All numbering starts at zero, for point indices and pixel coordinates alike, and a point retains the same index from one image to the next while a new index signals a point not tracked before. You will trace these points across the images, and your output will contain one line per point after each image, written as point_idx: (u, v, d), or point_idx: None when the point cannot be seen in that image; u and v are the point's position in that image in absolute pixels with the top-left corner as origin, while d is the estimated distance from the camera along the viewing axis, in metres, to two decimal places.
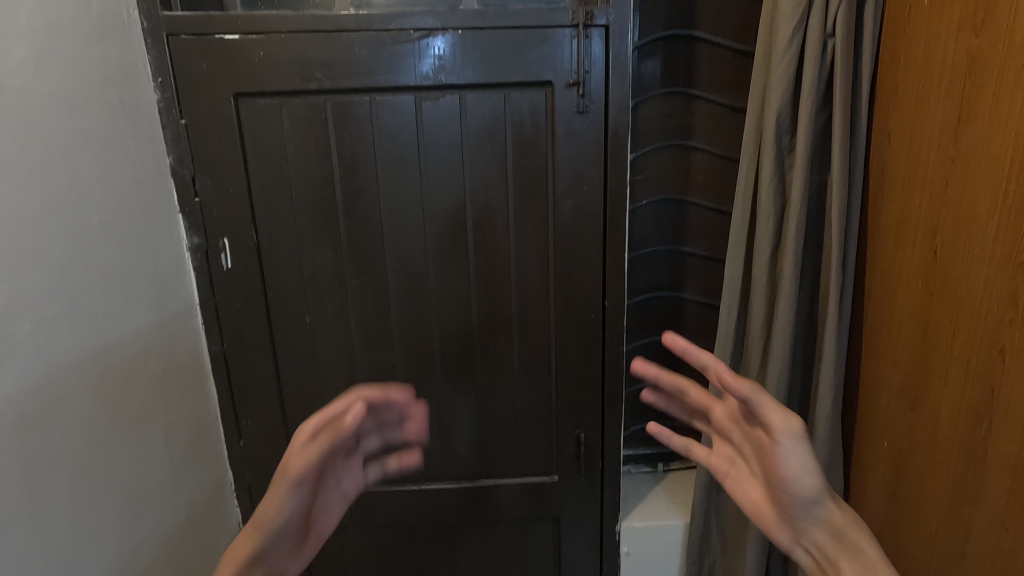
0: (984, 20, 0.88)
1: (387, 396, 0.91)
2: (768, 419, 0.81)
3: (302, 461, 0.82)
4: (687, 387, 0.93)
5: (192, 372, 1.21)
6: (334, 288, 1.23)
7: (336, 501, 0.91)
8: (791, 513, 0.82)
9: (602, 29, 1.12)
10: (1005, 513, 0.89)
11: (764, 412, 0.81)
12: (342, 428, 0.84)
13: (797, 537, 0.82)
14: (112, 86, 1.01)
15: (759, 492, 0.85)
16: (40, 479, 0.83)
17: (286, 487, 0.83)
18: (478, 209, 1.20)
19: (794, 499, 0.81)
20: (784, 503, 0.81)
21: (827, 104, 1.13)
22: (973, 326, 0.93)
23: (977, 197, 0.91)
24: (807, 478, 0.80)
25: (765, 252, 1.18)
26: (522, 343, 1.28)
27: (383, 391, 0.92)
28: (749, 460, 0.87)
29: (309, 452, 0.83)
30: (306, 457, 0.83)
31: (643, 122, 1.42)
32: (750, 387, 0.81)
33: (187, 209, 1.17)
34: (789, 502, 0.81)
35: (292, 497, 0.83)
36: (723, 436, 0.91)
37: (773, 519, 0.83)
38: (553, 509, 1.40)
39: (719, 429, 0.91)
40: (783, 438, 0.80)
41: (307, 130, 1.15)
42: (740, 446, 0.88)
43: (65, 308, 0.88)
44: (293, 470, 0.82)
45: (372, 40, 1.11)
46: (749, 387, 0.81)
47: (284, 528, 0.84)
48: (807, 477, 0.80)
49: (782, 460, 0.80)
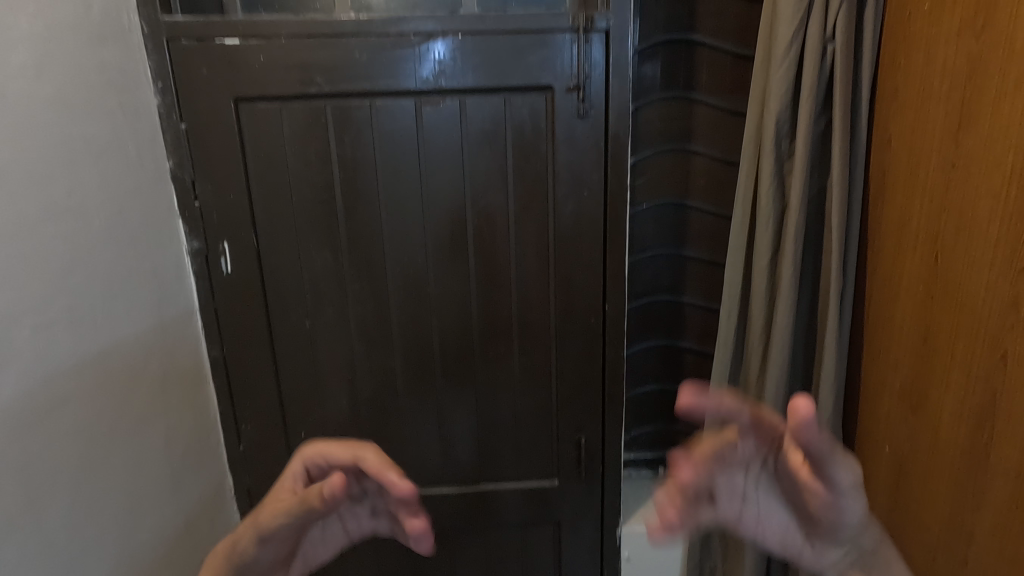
0: (985, 24, 0.88)
1: (383, 475, 0.72)
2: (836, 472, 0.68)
3: (274, 511, 0.78)
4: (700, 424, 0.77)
5: (192, 377, 1.21)
6: (334, 293, 1.23)
7: (327, 548, 0.83)
8: (829, 542, 0.76)
9: (602, 33, 1.12)
10: (1006, 519, 0.89)
11: (833, 466, 0.68)
12: (309, 498, 0.75)
13: (829, 560, 0.77)
14: (112, 91, 1.01)
15: (790, 520, 0.77)
16: (38, 484, 0.83)
17: (252, 533, 0.78)
18: (478, 214, 1.20)
19: (838, 531, 0.74)
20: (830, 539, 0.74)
21: (827, 108, 1.13)
22: (974, 331, 0.93)
23: (978, 201, 0.91)
24: (854, 514, 0.73)
25: (764, 256, 1.18)
26: (522, 348, 1.28)
27: (353, 451, 0.77)
28: (774, 489, 0.77)
29: (280, 505, 0.78)
30: (277, 509, 0.78)
31: (643, 126, 1.42)
32: (825, 442, 0.66)
33: (187, 213, 1.17)
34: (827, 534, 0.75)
35: (263, 547, 0.78)
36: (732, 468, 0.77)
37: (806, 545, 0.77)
38: (554, 514, 1.40)
39: (731, 461, 0.77)
40: (846, 487, 0.70)
41: (307, 135, 1.15)
42: (763, 476, 0.77)
43: (66, 313, 0.88)
44: (265, 521, 0.78)
45: (372, 44, 1.11)
46: (826, 442, 0.67)
47: (262, 565, 0.80)
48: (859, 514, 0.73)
49: (838, 505, 0.71)
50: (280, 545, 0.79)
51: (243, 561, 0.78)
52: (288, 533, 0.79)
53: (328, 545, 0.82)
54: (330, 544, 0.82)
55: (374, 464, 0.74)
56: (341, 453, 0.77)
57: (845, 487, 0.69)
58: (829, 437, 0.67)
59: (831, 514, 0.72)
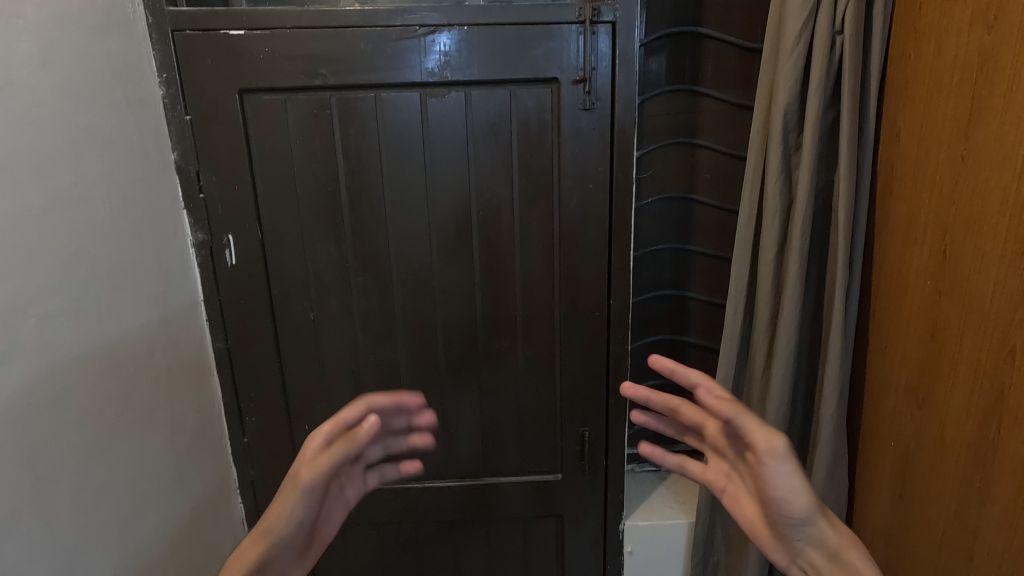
0: (996, 17, 0.87)
1: (398, 402, 0.89)
2: (750, 440, 0.80)
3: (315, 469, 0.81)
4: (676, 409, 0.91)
5: (197, 368, 1.21)
6: (338, 286, 1.23)
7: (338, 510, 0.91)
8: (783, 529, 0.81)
9: (609, 25, 1.11)
10: (1013, 514, 0.88)
11: (746, 432, 0.80)
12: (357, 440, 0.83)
13: (792, 555, 0.82)
14: (117, 81, 1.01)
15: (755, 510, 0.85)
16: (45, 473, 0.83)
17: (298, 493, 0.82)
18: (483, 207, 1.20)
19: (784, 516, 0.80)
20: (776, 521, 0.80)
21: (835, 101, 1.12)
22: (981, 326, 0.92)
23: (987, 196, 0.90)
24: (796, 499, 0.79)
25: (770, 250, 1.17)
26: (526, 342, 1.28)
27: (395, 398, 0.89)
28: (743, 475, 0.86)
29: (321, 460, 0.82)
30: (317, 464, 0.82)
31: (648, 120, 1.41)
32: (732, 407, 0.81)
33: (192, 205, 1.17)
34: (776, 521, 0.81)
35: (302, 502, 0.82)
36: (718, 453, 0.90)
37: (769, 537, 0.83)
38: (556, 508, 1.40)
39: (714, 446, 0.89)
40: (769, 459, 0.79)
41: (312, 126, 1.14)
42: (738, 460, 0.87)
43: (71, 303, 0.88)
44: (306, 476, 0.81)
45: (378, 36, 1.10)
46: (731, 407, 0.81)
47: (290, 535, 0.83)
48: (796, 494, 0.79)
49: (769, 481, 0.79)
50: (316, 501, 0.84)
51: (278, 538, 0.82)
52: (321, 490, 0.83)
53: (337, 514, 0.90)
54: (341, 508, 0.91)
55: (384, 402, 0.88)
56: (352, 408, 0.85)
57: (762, 454, 0.79)
58: (734, 403, 0.82)
59: (773, 500, 0.80)
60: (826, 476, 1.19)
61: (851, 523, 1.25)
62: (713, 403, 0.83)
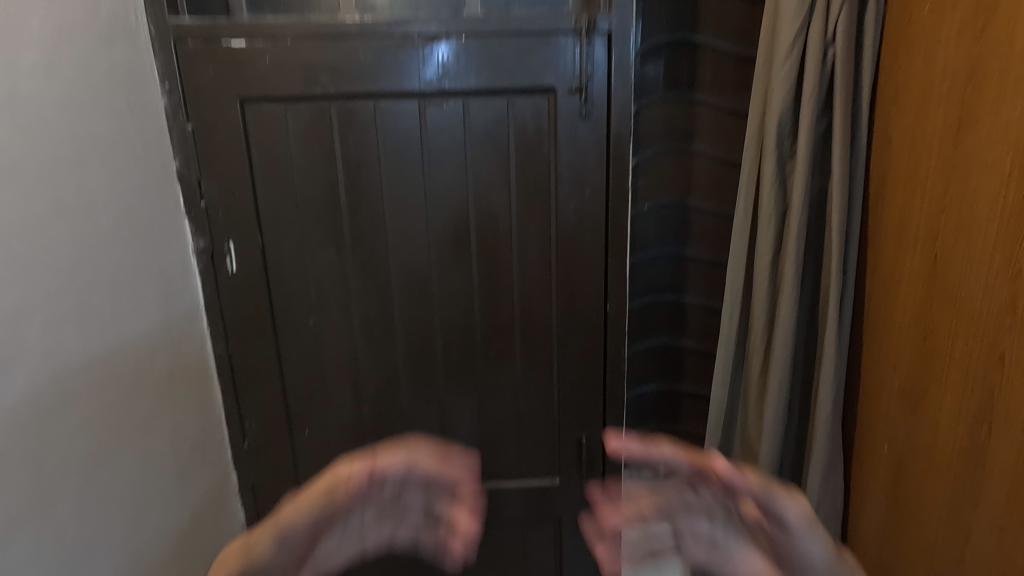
0: (984, 28, 0.89)
1: (443, 468, 0.88)
2: (783, 512, 0.77)
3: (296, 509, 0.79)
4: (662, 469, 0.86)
5: (198, 374, 1.22)
6: (338, 291, 1.24)
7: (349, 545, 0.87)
8: None
9: (605, 35, 1.13)
10: (1003, 517, 0.89)
11: (779, 504, 0.77)
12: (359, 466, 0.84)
13: None
14: (120, 91, 1.03)
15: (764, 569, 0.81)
16: (49, 478, 0.84)
17: (273, 533, 0.78)
18: (481, 213, 1.21)
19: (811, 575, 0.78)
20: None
21: (828, 109, 1.14)
22: (971, 332, 0.94)
23: (976, 203, 0.92)
24: (819, 556, 0.77)
25: (766, 256, 1.19)
26: (524, 346, 1.29)
27: (443, 462, 0.89)
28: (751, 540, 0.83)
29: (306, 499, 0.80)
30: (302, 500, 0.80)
31: (645, 127, 1.43)
32: (763, 484, 0.78)
33: (193, 212, 1.19)
34: None
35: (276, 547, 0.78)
36: (700, 507, 0.86)
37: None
38: (554, 512, 1.41)
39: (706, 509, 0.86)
40: (803, 526, 0.77)
41: (313, 134, 1.16)
42: (733, 515, 0.84)
43: (74, 310, 0.90)
44: (288, 518, 0.79)
45: (377, 45, 1.12)
46: (761, 482, 0.79)
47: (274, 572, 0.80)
48: (827, 551, 0.78)
49: (794, 543, 0.78)
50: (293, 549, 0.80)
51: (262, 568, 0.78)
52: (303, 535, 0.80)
53: (342, 555, 0.87)
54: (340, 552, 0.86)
55: (431, 463, 0.87)
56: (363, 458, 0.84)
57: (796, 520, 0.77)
58: (764, 478, 0.79)
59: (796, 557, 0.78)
60: (821, 479, 1.20)
61: (846, 527, 1.26)
62: (748, 476, 0.79)
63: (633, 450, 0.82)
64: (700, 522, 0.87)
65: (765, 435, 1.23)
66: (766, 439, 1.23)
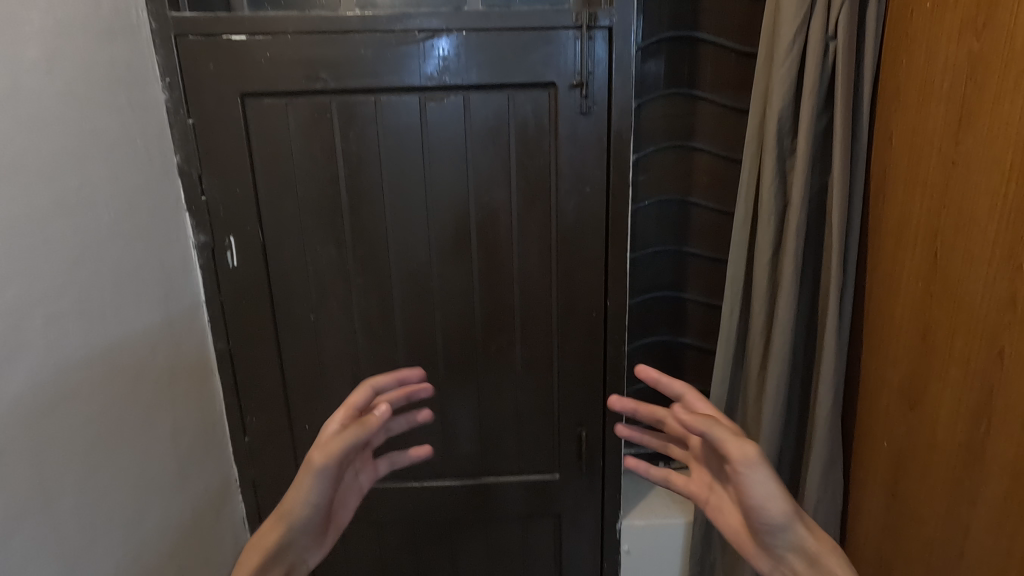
0: (986, 23, 0.89)
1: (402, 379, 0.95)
2: (726, 452, 0.82)
3: (326, 453, 0.83)
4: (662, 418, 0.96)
5: (199, 370, 1.22)
6: (338, 287, 1.24)
7: (354, 495, 0.95)
8: (765, 536, 0.84)
9: (605, 30, 1.13)
10: (1002, 513, 0.90)
11: (721, 444, 0.82)
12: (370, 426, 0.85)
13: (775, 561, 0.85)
14: (121, 86, 1.03)
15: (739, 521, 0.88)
16: (50, 472, 0.84)
17: (312, 477, 0.84)
18: (482, 209, 1.21)
19: (766, 522, 0.83)
20: (759, 528, 0.83)
21: (829, 105, 1.13)
22: (971, 328, 0.94)
23: (976, 200, 0.92)
24: (773, 504, 0.82)
25: (766, 252, 1.19)
26: (524, 342, 1.29)
27: (398, 377, 0.95)
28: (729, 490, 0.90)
29: (333, 444, 0.84)
30: (331, 448, 0.84)
31: (645, 123, 1.43)
32: (703, 421, 0.83)
33: (194, 207, 1.19)
34: (760, 530, 0.84)
35: (315, 489, 0.84)
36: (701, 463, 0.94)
37: (754, 547, 0.86)
38: (554, 508, 1.41)
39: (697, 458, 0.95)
40: (744, 468, 0.81)
41: (314, 129, 1.16)
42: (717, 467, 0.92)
43: (75, 304, 0.90)
44: (318, 461, 0.83)
45: (377, 40, 1.12)
46: (701, 421, 0.84)
47: (308, 516, 0.86)
48: (773, 497, 0.82)
49: (747, 488, 0.82)
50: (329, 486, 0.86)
51: (299, 516, 0.85)
52: (334, 472, 0.85)
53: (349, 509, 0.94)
54: (351, 508, 0.95)
55: (385, 381, 0.93)
56: (359, 391, 0.89)
57: (739, 465, 0.81)
58: (704, 418, 0.83)
59: (754, 507, 0.83)
60: (821, 476, 1.20)
61: (846, 523, 1.26)
62: (687, 418, 0.84)
63: (652, 373, 0.90)
64: (704, 477, 0.93)
65: (765, 432, 1.23)
66: (765, 435, 1.23)
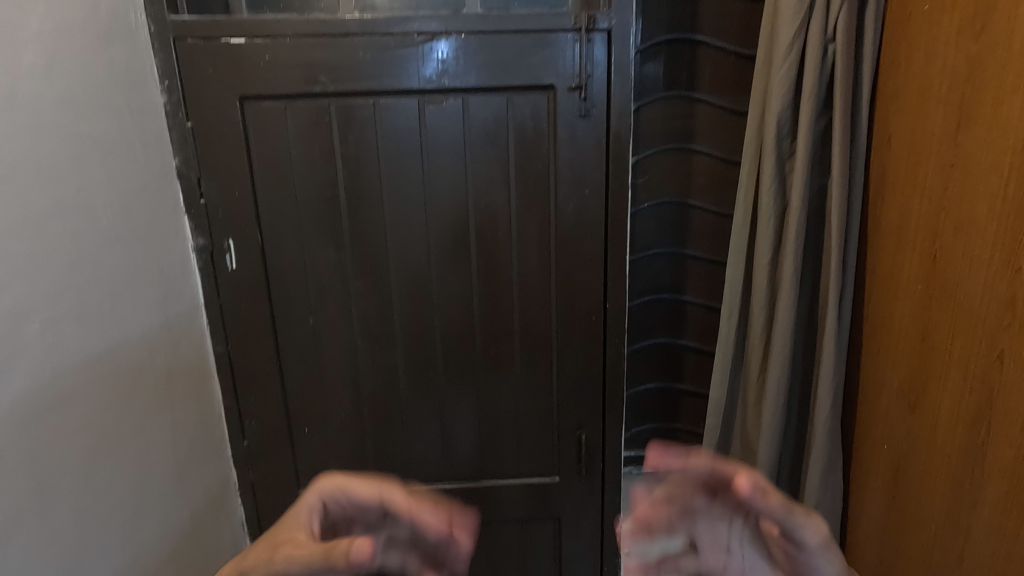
0: (984, 26, 0.89)
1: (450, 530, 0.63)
2: (800, 536, 0.59)
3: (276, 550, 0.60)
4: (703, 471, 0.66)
5: (197, 373, 1.22)
6: (337, 290, 1.24)
7: None
8: None
9: (604, 33, 1.13)
10: (1002, 516, 0.90)
11: (799, 532, 0.59)
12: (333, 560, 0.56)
13: None
14: (120, 90, 1.03)
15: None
16: (48, 476, 0.84)
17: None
18: (481, 212, 1.21)
19: None
20: None
21: (828, 108, 1.13)
22: (971, 331, 0.94)
23: (976, 202, 0.92)
24: None
25: (765, 254, 1.19)
26: (524, 345, 1.29)
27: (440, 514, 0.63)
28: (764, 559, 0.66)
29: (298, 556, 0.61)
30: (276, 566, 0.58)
31: (645, 125, 1.43)
32: (787, 512, 0.58)
33: (193, 210, 1.19)
34: None
35: None
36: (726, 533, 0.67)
37: None
38: (554, 510, 1.41)
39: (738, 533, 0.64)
40: (823, 557, 0.58)
41: (313, 132, 1.16)
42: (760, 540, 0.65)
43: (73, 309, 0.90)
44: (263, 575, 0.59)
45: (376, 44, 1.12)
46: (784, 504, 0.58)
47: None
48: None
49: (812, 574, 0.61)
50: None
51: None
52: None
53: None
54: None
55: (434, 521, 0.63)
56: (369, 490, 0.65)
57: (814, 546, 0.59)
58: (788, 498, 0.58)
59: None
60: (820, 478, 1.20)
61: (845, 526, 1.26)
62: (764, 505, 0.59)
63: (668, 458, 0.66)
64: (724, 549, 0.68)
65: (764, 434, 1.23)
66: (765, 438, 1.23)
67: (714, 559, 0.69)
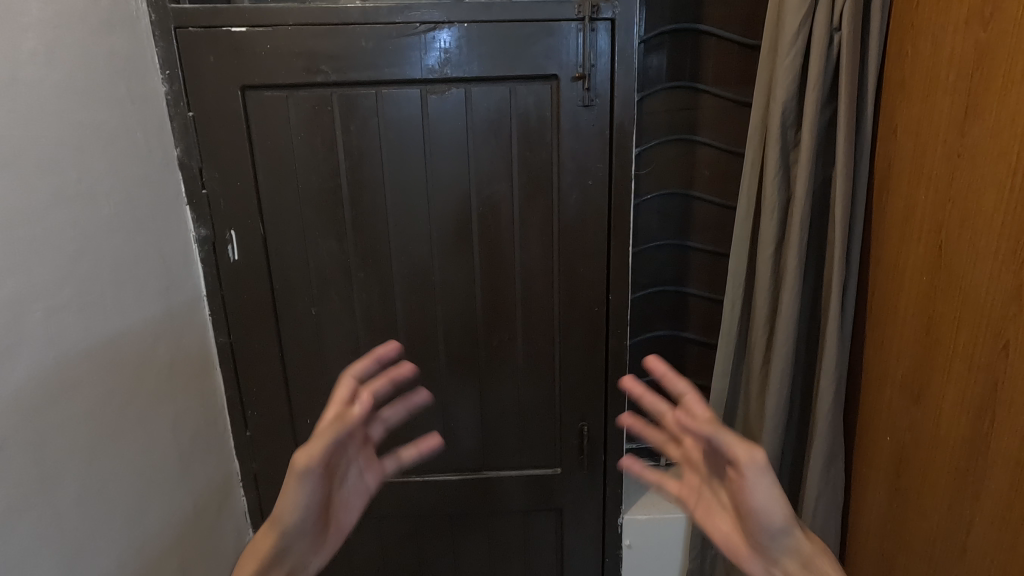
0: (992, 14, 0.88)
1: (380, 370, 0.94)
2: (731, 454, 0.82)
3: (310, 454, 0.84)
4: (682, 396, 0.87)
5: (200, 363, 1.22)
6: (340, 281, 1.24)
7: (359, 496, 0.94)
8: (757, 539, 0.83)
9: (608, 22, 1.12)
10: (1006, 507, 0.89)
11: (727, 448, 0.82)
12: (348, 420, 0.87)
13: (768, 567, 0.84)
14: (121, 78, 1.02)
15: (730, 525, 0.88)
16: (50, 464, 0.84)
17: (298, 480, 0.84)
18: (483, 202, 1.21)
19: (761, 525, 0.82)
20: (755, 532, 0.83)
21: (833, 98, 1.13)
22: (976, 322, 0.93)
23: (983, 192, 0.91)
24: (773, 510, 0.81)
25: (769, 246, 1.18)
26: (526, 337, 1.29)
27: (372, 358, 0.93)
28: (716, 487, 0.90)
29: (314, 444, 0.85)
30: (312, 449, 0.84)
31: (648, 116, 1.42)
32: (709, 425, 0.84)
33: (195, 201, 1.18)
34: (755, 533, 0.83)
35: (305, 490, 0.85)
36: (693, 467, 0.93)
37: (747, 551, 0.85)
38: (556, 502, 1.41)
39: (690, 456, 0.93)
40: (749, 472, 0.81)
41: (314, 122, 1.15)
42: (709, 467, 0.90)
43: (75, 297, 0.89)
44: (303, 462, 0.83)
45: (378, 33, 1.11)
46: (713, 426, 0.84)
47: (302, 520, 0.86)
48: (774, 503, 0.81)
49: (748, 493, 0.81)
50: (320, 485, 0.86)
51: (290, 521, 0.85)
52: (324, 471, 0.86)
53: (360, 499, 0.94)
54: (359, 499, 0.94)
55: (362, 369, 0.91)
56: (343, 384, 0.90)
57: (744, 466, 0.81)
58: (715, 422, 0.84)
59: (750, 509, 0.82)
60: (823, 470, 1.20)
61: (847, 518, 1.26)
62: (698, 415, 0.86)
63: (658, 368, 0.88)
64: (694, 480, 0.93)
65: (767, 426, 1.23)
66: (768, 430, 1.23)
67: (687, 479, 0.93)
